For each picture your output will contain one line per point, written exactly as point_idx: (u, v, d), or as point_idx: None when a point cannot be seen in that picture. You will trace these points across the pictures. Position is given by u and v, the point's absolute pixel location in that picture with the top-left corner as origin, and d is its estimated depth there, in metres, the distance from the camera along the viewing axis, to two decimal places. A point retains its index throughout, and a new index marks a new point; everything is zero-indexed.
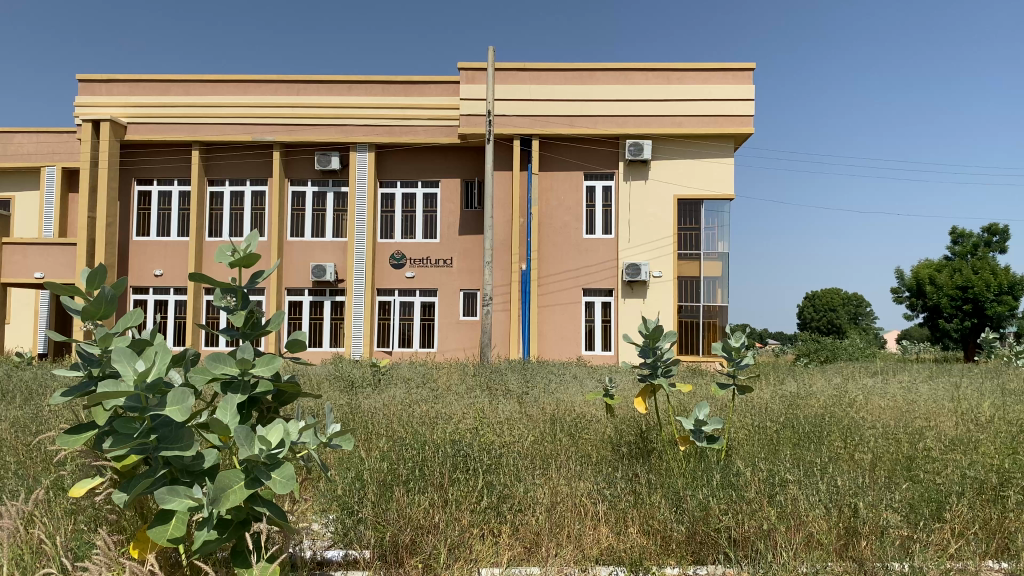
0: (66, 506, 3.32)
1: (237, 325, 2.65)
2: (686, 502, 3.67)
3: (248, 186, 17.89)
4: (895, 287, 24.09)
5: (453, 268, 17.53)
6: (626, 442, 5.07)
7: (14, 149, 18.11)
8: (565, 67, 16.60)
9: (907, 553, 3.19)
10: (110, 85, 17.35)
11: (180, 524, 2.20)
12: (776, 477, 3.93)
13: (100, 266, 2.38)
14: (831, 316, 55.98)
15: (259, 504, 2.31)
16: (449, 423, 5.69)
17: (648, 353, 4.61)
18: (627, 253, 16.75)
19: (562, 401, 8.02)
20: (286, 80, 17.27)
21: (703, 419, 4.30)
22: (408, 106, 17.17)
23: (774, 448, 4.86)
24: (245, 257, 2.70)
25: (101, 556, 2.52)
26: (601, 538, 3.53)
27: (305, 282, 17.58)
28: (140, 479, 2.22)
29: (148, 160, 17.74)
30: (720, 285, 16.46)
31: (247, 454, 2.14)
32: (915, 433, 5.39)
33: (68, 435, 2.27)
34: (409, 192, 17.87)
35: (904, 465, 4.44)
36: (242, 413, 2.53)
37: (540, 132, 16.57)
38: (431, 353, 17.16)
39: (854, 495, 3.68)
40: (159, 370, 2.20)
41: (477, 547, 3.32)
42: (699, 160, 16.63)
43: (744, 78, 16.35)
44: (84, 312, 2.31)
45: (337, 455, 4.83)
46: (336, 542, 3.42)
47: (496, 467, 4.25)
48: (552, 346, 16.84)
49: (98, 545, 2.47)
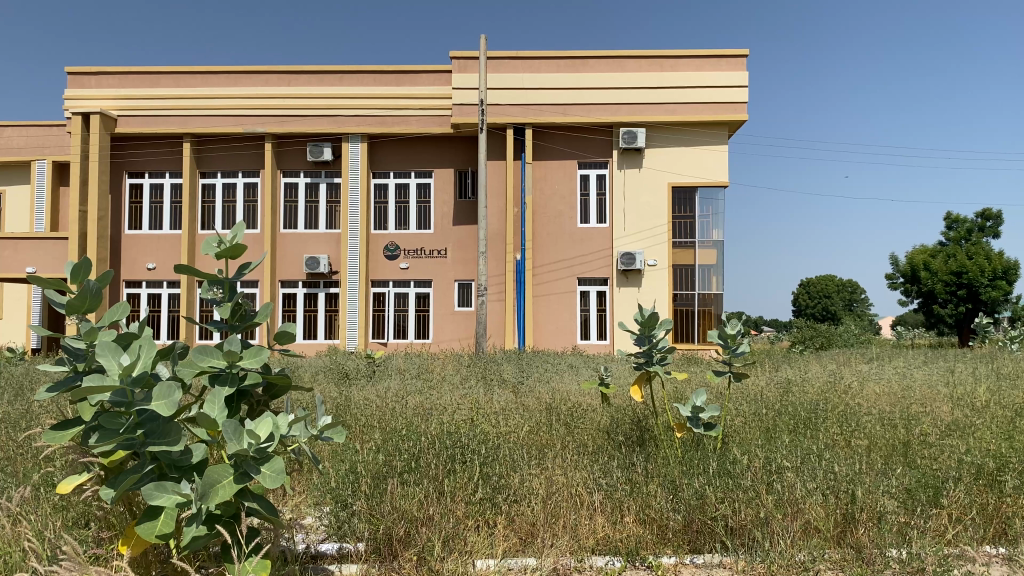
0: (55, 502, 3.27)
1: (225, 317, 2.59)
2: (683, 490, 3.64)
3: (240, 178, 17.79)
4: (889, 273, 24.26)
5: (447, 259, 17.47)
6: (622, 431, 5.04)
7: (3, 143, 18.04)
8: (558, 55, 16.54)
9: (907, 541, 3.17)
10: (99, 78, 17.15)
11: (168, 520, 2.15)
12: (773, 465, 3.88)
13: (86, 259, 2.29)
14: (825, 303, 56.27)
15: (248, 498, 2.27)
16: (442, 413, 5.66)
17: (644, 340, 4.54)
18: (622, 242, 16.75)
19: (558, 390, 8.08)
20: (278, 71, 17.13)
21: (701, 406, 4.23)
22: (400, 96, 17.06)
23: (770, 436, 4.80)
24: (232, 248, 2.61)
25: (67, 559, 2.43)
26: (598, 528, 3.50)
27: (298, 274, 17.53)
28: (127, 475, 2.17)
29: (138, 152, 17.64)
30: (715, 273, 16.42)
31: (235, 448, 2.11)
32: (911, 418, 5.38)
33: (53, 430, 2.21)
34: (402, 183, 17.77)
35: (900, 450, 4.45)
36: (230, 406, 2.48)
37: (533, 121, 16.50)
38: (426, 344, 17.18)
39: (852, 480, 3.66)
40: (145, 364, 2.14)
41: (472, 539, 3.28)
42: (694, 148, 16.59)
43: (737, 65, 16.30)
44: (69, 306, 2.24)
45: (330, 447, 4.80)
46: (331, 534, 3.41)
47: (493, 458, 4.22)
48: (548, 336, 16.79)
49: (66, 547, 2.37)
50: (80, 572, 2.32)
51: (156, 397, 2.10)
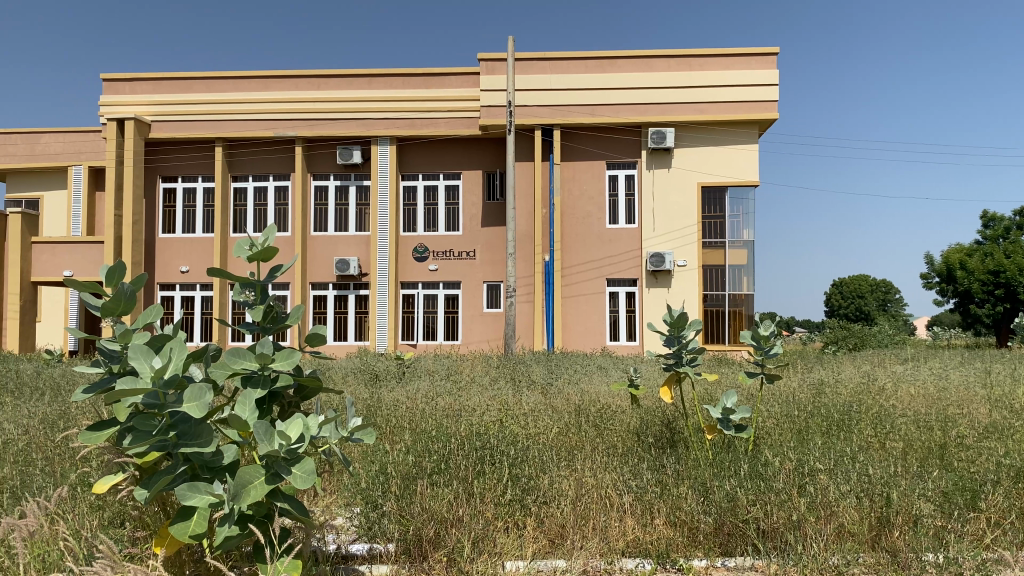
0: (91, 502, 3.33)
1: (256, 319, 2.62)
2: (713, 493, 3.61)
3: (271, 182, 17.98)
4: (925, 273, 23.94)
5: (476, 260, 17.50)
6: (651, 433, 5.02)
7: (42, 149, 18.42)
8: (585, 56, 16.50)
9: (943, 544, 3.12)
10: (133, 84, 17.44)
11: (201, 520, 2.18)
12: (805, 467, 3.84)
13: (120, 262, 2.32)
14: (859, 303, 55.57)
15: (280, 499, 2.29)
16: (472, 414, 5.71)
17: (674, 341, 4.50)
18: (651, 243, 16.65)
19: (587, 391, 8.07)
20: (307, 75, 17.29)
21: (731, 408, 4.18)
22: (429, 99, 17.14)
23: (802, 438, 4.75)
24: (264, 251, 2.63)
25: (103, 559, 2.47)
26: (627, 530, 3.49)
27: (328, 276, 17.68)
28: (160, 475, 2.20)
29: (171, 157, 17.87)
30: (746, 273, 16.27)
31: (266, 449, 2.13)
32: (949, 420, 5.29)
33: (89, 430, 2.25)
34: (431, 185, 17.86)
35: (936, 453, 4.38)
36: (262, 408, 2.50)
37: (561, 122, 16.47)
38: (455, 345, 17.23)
39: (886, 483, 3.60)
40: (176, 366, 2.16)
41: (501, 540, 3.28)
42: (724, 147, 16.46)
43: (767, 63, 16.16)
44: (104, 309, 2.27)
45: (361, 448, 4.85)
46: (360, 535, 3.42)
47: (522, 459, 4.21)
48: (577, 337, 16.74)
49: (102, 546, 2.41)
50: (116, 571, 2.36)
51: (188, 399, 2.13)
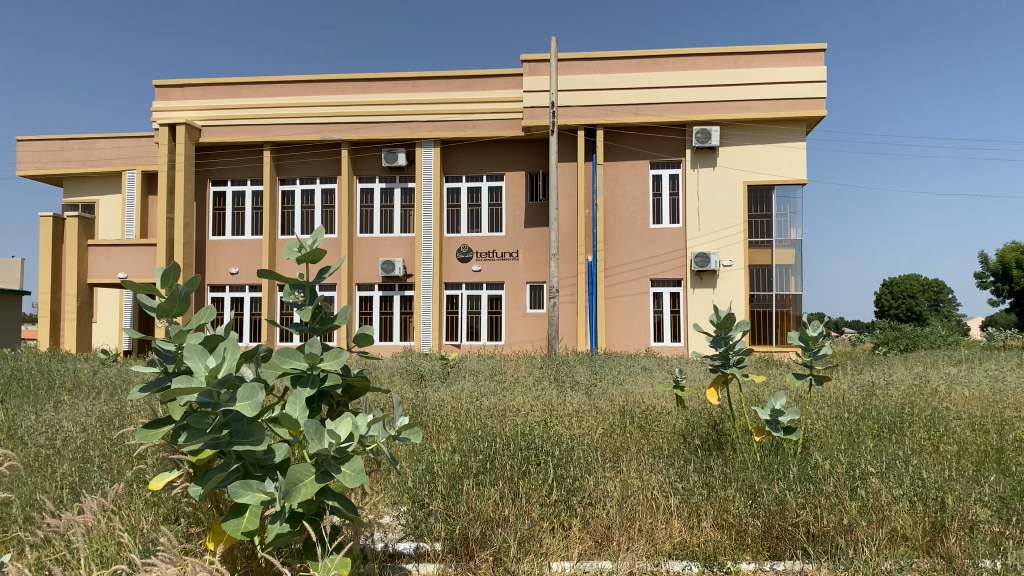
0: (147, 499, 3.41)
1: (306, 320, 2.66)
2: (762, 496, 3.57)
3: (318, 184, 18.23)
4: (979, 272, 23.32)
5: (519, 261, 17.52)
6: (697, 435, 4.97)
7: (97, 154, 18.92)
8: (629, 55, 16.41)
9: (1001, 550, 3.04)
10: (184, 90, 17.82)
11: (253, 517, 2.22)
12: (856, 470, 3.77)
13: (174, 264, 2.37)
14: (910, 303, 54.33)
15: (329, 497, 2.32)
16: (517, 414, 5.73)
17: (720, 343, 4.46)
18: (696, 242, 16.49)
19: (632, 392, 8.02)
20: (353, 79, 17.49)
21: (780, 410, 4.13)
22: (472, 100, 17.21)
23: (853, 441, 4.67)
24: (312, 253, 2.67)
25: (161, 553, 2.53)
26: (674, 532, 3.46)
27: (373, 277, 17.87)
28: (214, 473, 2.25)
29: (221, 161, 18.22)
30: (793, 273, 16.02)
31: (316, 447, 2.16)
32: (1006, 423, 5.16)
33: (145, 428, 2.31)
34: (474, 186, 17.94)
35: (993, 456, 4.27)
36: (311, 407, 2.54)
37: (605, 122, 16.41)
38: (499, 346, 17.27)
39: (941, 487, 3.52)
40: (229, 366, 2.21)
41: (547, 541, 3.28)
42: (770, 145, 16.23)
43: (814, 60, 15.90)
44: (159, 310, 2.33)
45: (406, 447, 4.88)
46: (407, 534, 3.45)
47: (568, 460, 4.21)
48: (621, 338, 16.66)
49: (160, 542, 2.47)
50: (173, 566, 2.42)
51: (240, 398, 2.17)
